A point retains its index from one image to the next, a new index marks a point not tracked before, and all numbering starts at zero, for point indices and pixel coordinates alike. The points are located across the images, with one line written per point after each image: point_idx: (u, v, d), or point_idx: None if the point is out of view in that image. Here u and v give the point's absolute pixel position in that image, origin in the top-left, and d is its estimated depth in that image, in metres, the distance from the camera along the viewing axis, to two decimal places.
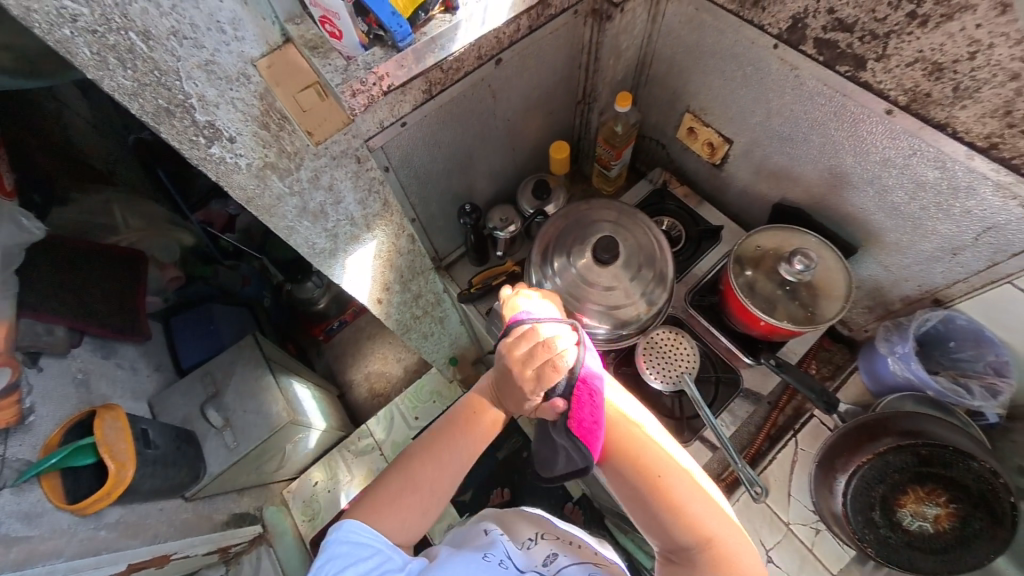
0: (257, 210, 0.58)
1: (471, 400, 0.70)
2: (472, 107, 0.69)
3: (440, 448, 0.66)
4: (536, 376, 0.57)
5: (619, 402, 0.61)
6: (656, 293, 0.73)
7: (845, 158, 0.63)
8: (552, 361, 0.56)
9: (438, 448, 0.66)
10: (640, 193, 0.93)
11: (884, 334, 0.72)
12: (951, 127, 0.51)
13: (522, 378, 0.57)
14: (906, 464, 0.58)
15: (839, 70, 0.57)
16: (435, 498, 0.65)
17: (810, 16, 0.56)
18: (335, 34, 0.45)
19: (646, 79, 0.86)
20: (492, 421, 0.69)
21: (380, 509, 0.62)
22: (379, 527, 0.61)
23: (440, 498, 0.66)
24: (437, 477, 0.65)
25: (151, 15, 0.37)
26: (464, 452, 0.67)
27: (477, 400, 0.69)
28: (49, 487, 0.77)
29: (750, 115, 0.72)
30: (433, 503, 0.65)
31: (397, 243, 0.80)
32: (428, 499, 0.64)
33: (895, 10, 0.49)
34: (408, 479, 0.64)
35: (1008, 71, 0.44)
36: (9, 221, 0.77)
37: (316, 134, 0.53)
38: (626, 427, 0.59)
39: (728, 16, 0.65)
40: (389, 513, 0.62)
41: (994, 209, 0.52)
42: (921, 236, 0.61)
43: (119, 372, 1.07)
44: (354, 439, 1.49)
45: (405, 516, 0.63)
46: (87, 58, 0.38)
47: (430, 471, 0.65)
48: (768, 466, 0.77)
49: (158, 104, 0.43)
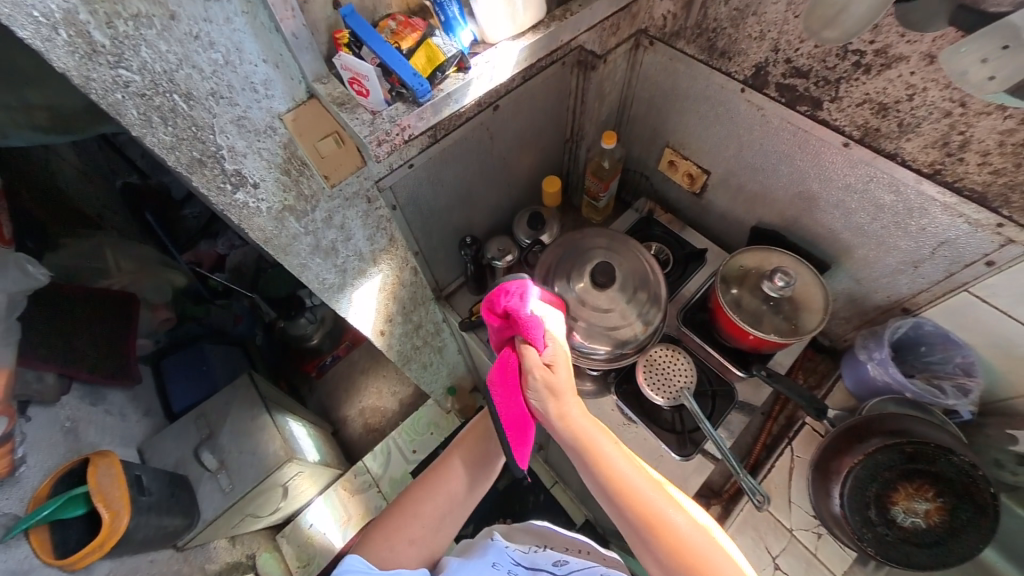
0: (273, 250, 0.61)
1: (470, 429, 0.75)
2: (472, 148, 0.75)
3: (436, 482, 0.71)
4: None
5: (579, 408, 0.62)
6: (651, 313, 0.78)
7: (812, 185, 0.70)
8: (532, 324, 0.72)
9: (434, 483, 0.71)
10: (628, 221, 0.99)
11: (862, 342, 0.78)
12: (900, 156, 0.58)
13: None
14: (893, 462, 0.62)
15: (799, 110, 0.65)
16: (421, 528, 0.69)
17: (770, 65, 0.64)
18: (362, 93, 0.45)
19: (628, 118, 0.94)
20: (481, 454, 0.73)
21: (372, 538, 0.69)
22: (369, 556, 0.66)
23: (427, 528, 0.69)
24: (429, 510, 0.69)
25: (194, 80, 0.41)
26: (453, 481, 0.71)
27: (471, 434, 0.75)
28: (37, 542, 0.74)
29: (723, 149, 0.80)
30: (419, 534, 0.69)
31: (400, 275, 0.83)
32: (421, 533, 0.69)
33: (843, 60, 0.57)
34: (398, 510, 0.70)
35: (941, 110, 0.52)
36: (15, 268, 0.78)
37: (332, 177, 0.57)
38: (585, 431, 0.60)
39: (699, 64, 0.73)
40: (379, 542, 0.68)
41: (945, 226, 0.59)
42: (885, 251, 0.68)
43: (108, 419, 1.04)
44: (350, 477, 1.46)
45: (396, 552, 0.67)
46: (133, 118, 0.41)
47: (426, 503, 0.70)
48: (768, 474, 0.80)
49: (193, 156, 0.46)
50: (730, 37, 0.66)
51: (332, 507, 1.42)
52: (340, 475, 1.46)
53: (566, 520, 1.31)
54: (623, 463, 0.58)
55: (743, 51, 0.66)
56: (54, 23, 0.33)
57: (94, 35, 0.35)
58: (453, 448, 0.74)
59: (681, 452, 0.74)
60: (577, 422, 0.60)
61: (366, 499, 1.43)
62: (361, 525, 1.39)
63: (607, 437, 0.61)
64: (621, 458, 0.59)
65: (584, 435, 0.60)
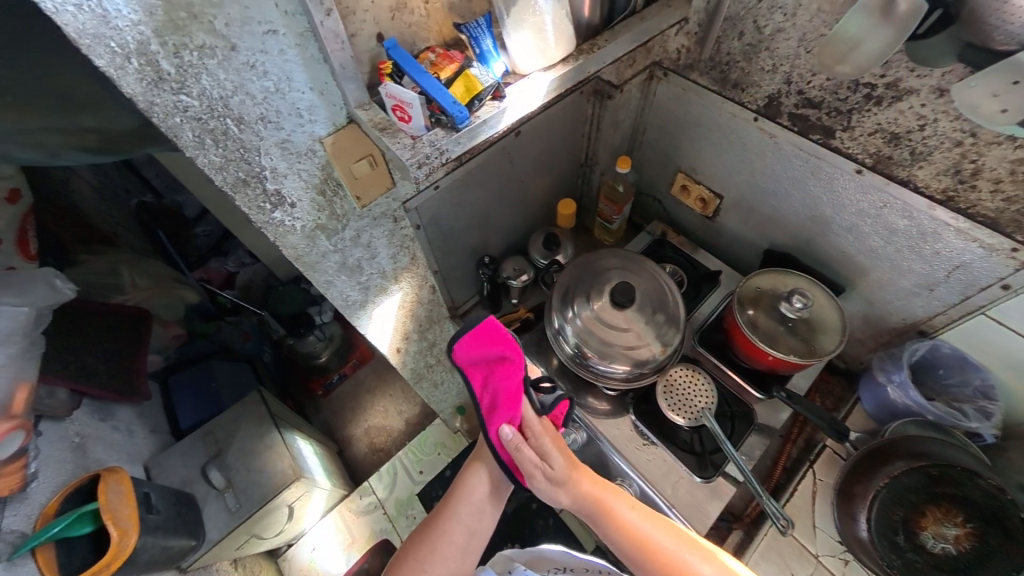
0: (302, 266, 0.62)
1: (468, 472, 0.75)
2: (493, 171, 0.78)
3: (437, 529, 0.72)
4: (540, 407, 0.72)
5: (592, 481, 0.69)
6: (669, 334, 0.78)
7: (825, 209, 0.72)
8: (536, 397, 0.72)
9: (453, 506, 0.73)
10: (641, 243, 1.01)
11: (879, 364, 0.79)
12: (912, 183, 0.60)
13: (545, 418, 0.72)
14: (918, 484, 0.63)
15: (811, 138, 0.67)
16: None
17: (783, 96, 0.67)
18: (403, 119, 0.47)
19: (639, 144, 0.97)
20: (479, 489, 0.73)
21: None
22: None
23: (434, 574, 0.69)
24: (454, 534, 0.71)
25: (246, 105, 0.44)
26: (457, 525, 0.72)
27: (469, 475, 0.75)
28: (43, 562, 0.70)
29: (736, 174, 0.82)
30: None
31: (419, 293, 0.85)
32: (453, 557, 0.71)
33: (854, 92, 0.59)
34: (404, 562, 0.71)
35: (952, 139, 0.54)
36: (45, 283, 0.81)
37: (363, 198, 0.59)
38: (598, 496, 0.67)
39: (712, 94, 0.76)
40: None
41: (959, 250, 0.60)
42: (900, 274, 0.69)
43: (117, 436, 1.01)
44: (355, 498, 1.42)
45: None
46: (188, 140, 0.43)
47: (449, 530, 0.71)
48: (790, 498, 0.80)
49: (238, 177, 0.48)
50: (743, 70, 0.70)
51: (335, 530, 1.38)
52: (344, 496, 1.43)
53: (576, 546, 1.28)
54: (641, 519, 0.65)
55: (755, 83, 0.69)
56: (127, 53, 0.36)
57: (162, 64, 0.37)
58: (452, 490, 0.75)
59: (701, 474, 0.73)
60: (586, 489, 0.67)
61: (370, 523, 1.40)
62: (365, 549, 1.35)
63: (621, 498, 0.67)
64: (635, 514, 0.65)
65: (602, 503, 0.66)
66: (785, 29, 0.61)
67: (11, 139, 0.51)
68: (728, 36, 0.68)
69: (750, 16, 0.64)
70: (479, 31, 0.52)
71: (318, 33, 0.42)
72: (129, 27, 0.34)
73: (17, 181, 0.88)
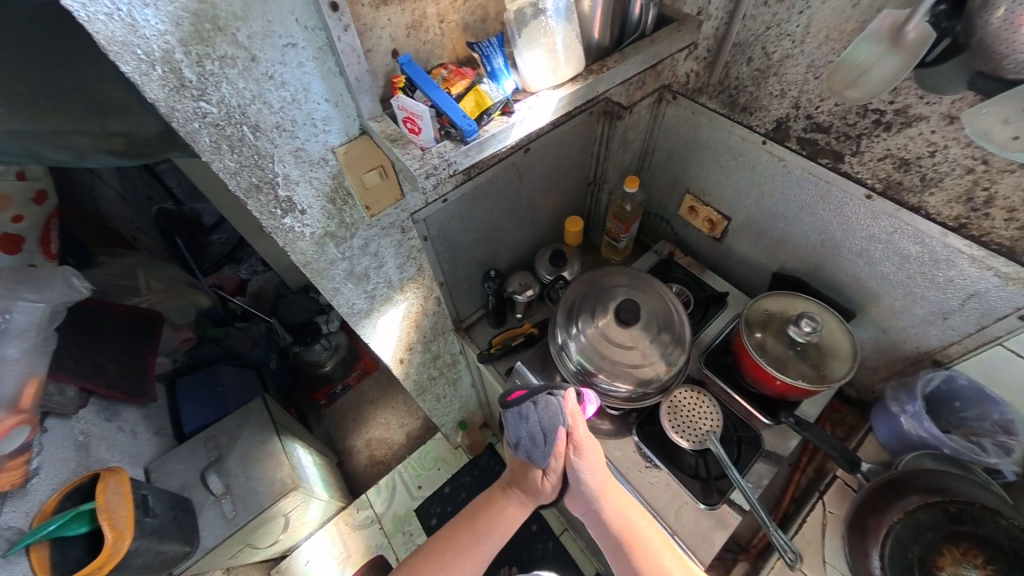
0: (311, 273, 0.63)
1: (496, 490, 0.77)
2: (502, 186, 0.79)
3: (457, 555, 0.72)
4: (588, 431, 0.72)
5: (624, 500, 0.70)
6: (674, 354, 0.77)
7: (835, 234, 0.71)
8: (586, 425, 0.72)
9: (478, 529, 0.74)
10: (649, 262, 1.01)
11: (893, 393, 0.76)
12: (923, 210, 0.60)
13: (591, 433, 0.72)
14: (937, 522, 0.59)
15: (821, 162, 0.67)
16: None
17: (791, 120, 0.68)
18: (414, 131, 0.48)
19: (648, 165, 0.98)
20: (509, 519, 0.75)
21: None
22: None
23: None
24: (471, 559, 0.73)
25: (263, 114, 0.45)
26: (478, 551, 0.73)
27: (497, 498, 0.76)
28: (36, 560, 0.69)
29: (744, 198, 0.82)
30: None
31: (424, 304, 0.85)
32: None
33: (863, 118, 0.59)
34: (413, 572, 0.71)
35: (963, 166, 0.54)
36: (63, 280, 0.83)
37: (373, 208, 0.60)
38: (624, 512, 0.69)
39: (721, 117, 0.76)
40: None
41: (973, 278, 0.59)
42: (912, 301, 0.67)
43: (121, 437, 1.01)
44: (353, 511, 1.40)
45: None
46: (205, 145, 0.44)
47: (468, 555, 0.73)
48: (799, 530, 0.77)
49: (251, 182, 0.49)
50: (751, 94, 0.70)
51: (331, 544, 1.36)
52: (341, 508, 1.40)
53: (577, 574, 1.24)
54: (659, 548, 0.66)
55: (764, 107, 0.70)
56: (152, 61, 0.37)
57: (184, 72, 0.39)
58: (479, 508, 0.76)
59: (706, 501, 0.71)
60: (616, 502, 0.69)
61: (366, 538, 1.37)
62: (360, 565, 1.32)
63: (644, 519, 0.69)
64: (651, 534, 0.67)
65: (624, 524, 0.68)
66: (794, 55, 0.62)
67: (40, 140, 0.53)
68: (737, 61, 0.69)
69: (759, 42, 0.65)
70: (491, 50, 0.53)
71: (335, 47, 0.44)
72: (156, 36, 0.36)
73: (44, 182, 0.91)
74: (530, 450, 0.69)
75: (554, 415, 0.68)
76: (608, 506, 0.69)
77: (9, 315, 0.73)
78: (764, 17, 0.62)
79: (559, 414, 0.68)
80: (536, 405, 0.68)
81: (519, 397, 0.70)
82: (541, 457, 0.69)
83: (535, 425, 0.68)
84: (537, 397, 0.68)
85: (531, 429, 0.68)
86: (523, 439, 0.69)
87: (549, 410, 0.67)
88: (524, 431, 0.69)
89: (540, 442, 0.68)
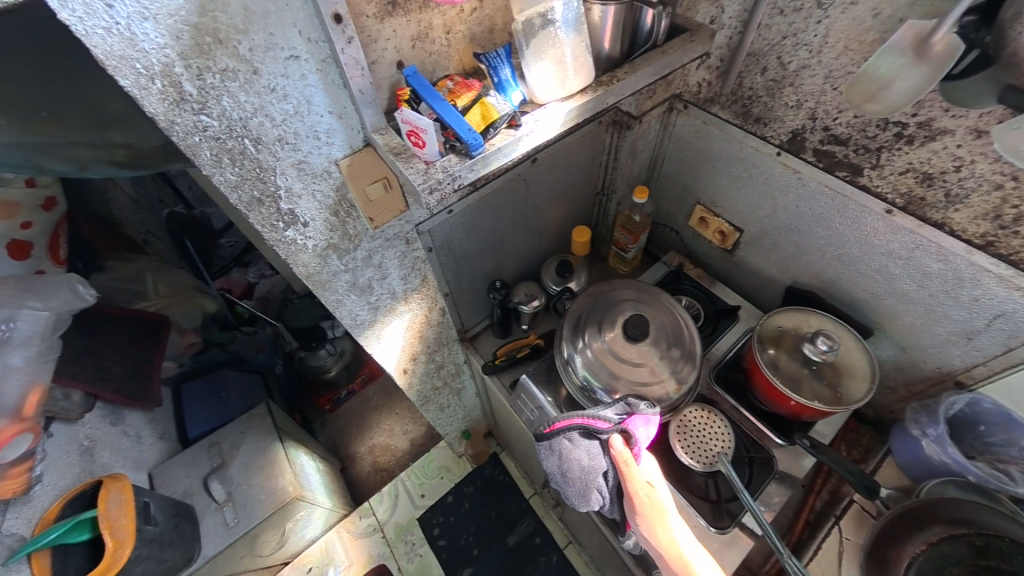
0: (313, 284, 0.62)
1: None
2: (509, 197, 0.78)
3: None
4: (649, 476, 0.62)
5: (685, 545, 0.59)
6: (684, 371, 0.75)
7: (852, 249, 0.69)
8: (647, 473, 0.63)
9: None
10: (657, 274, 1.00)
11: (913, 415, 0.73)
12: (947, 226, 0.57)
13: (652, 474, 0.63)
14: (962, 556, 0.56)
15: (837, 175, 0.65)
16: None
17: (807, 132, 0.66)
18: (418, 144, 0.46)
19: (657, 175, 0.97)
20: None
21: None
22: None
23: None
24: None
25: (265, 127, 0.44)
26: None
27: None
28: (37, 568, 0.69)
29: (758, 209, 0.80)
30: None
31: (429, 314, 0.84)
32: None
33: (884, 131, 0.57)
34: None
35: (991, 182, 0.51)
36: (67, 288, 0.82)
37: (376, 220, 0.59)
38: (684, 556, 0.58)
39: (733, 128, 0.75)
40: None
41: (1001, 299, 0.56)
42: (934, 320, 0.65)
43: (125, 442, 1.00)
44: (354, 519, 1.38)
45: None
46: (206, 159, 0.43)
47: None
48: (814, 556, 0.74)
49: (253, 196, 0.48)
50: (766, 105, 0.69)
51: (333, 553, 1.33)
52: (344, 516, 1.38)
53: None
54: None
55: (778, 118, 0.68)
56: (152, 74, 0.36)
57: (185, 86, 0.38)
58: None
59: (716, 526, 0.68)
60: (672, 543, 0.58)
61: (368, 547, 1.34)
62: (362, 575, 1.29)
63: (707, 567, 0.58)
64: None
65: (680, 563, 0.57)
66: (811, 66, 0.60)
67: (43, 152, 0.54)
68: (751, 71, 0.67)
69: (774, 51, 0.63)
70: (498, 62, 0.53)
71: (338, 59, 0.43)
72: (155, 50, 0.35)
73: (54, 189, 0.91)
74: (562, 484, 0.64)
75: (593, 458, 0.62)
76: (665, 549, 0.58)
77: (13, 323, 0.72)
78: (780, 26, 0.61)
79: (599, 457, 0.62)
80: (572, 443, 0.62)
81: (557, 433, 0.63)
82: (577, 495, 0.63)
83: (567, 464, 0.62)
84: (574, 434, 0.62)
85: (564, 467, 0.62)
86: (555, 475, 0.64)
87: (572, 459, 0.61)
88: (555, 466, 0.63)
89: (572, 481, 0.62)
